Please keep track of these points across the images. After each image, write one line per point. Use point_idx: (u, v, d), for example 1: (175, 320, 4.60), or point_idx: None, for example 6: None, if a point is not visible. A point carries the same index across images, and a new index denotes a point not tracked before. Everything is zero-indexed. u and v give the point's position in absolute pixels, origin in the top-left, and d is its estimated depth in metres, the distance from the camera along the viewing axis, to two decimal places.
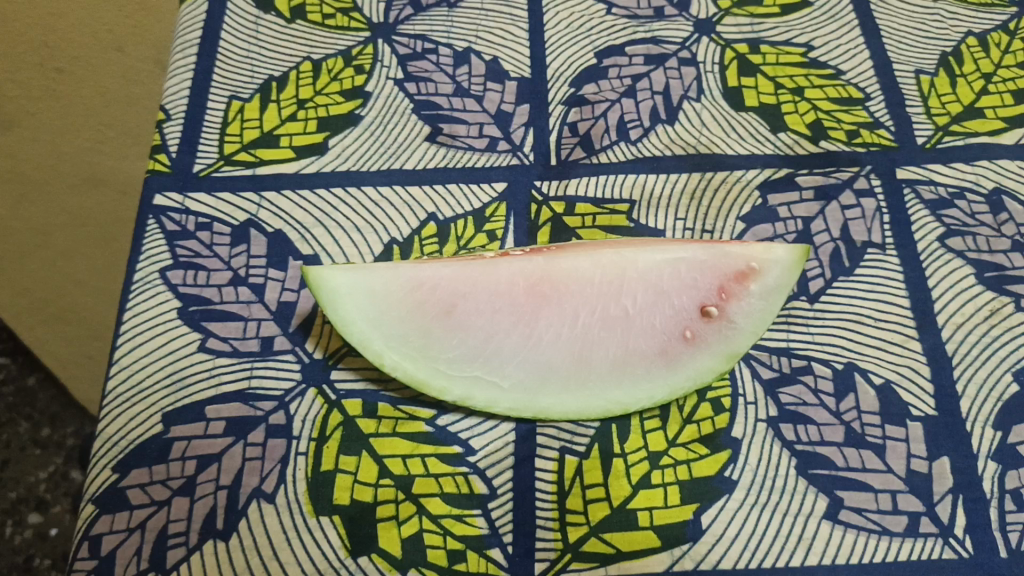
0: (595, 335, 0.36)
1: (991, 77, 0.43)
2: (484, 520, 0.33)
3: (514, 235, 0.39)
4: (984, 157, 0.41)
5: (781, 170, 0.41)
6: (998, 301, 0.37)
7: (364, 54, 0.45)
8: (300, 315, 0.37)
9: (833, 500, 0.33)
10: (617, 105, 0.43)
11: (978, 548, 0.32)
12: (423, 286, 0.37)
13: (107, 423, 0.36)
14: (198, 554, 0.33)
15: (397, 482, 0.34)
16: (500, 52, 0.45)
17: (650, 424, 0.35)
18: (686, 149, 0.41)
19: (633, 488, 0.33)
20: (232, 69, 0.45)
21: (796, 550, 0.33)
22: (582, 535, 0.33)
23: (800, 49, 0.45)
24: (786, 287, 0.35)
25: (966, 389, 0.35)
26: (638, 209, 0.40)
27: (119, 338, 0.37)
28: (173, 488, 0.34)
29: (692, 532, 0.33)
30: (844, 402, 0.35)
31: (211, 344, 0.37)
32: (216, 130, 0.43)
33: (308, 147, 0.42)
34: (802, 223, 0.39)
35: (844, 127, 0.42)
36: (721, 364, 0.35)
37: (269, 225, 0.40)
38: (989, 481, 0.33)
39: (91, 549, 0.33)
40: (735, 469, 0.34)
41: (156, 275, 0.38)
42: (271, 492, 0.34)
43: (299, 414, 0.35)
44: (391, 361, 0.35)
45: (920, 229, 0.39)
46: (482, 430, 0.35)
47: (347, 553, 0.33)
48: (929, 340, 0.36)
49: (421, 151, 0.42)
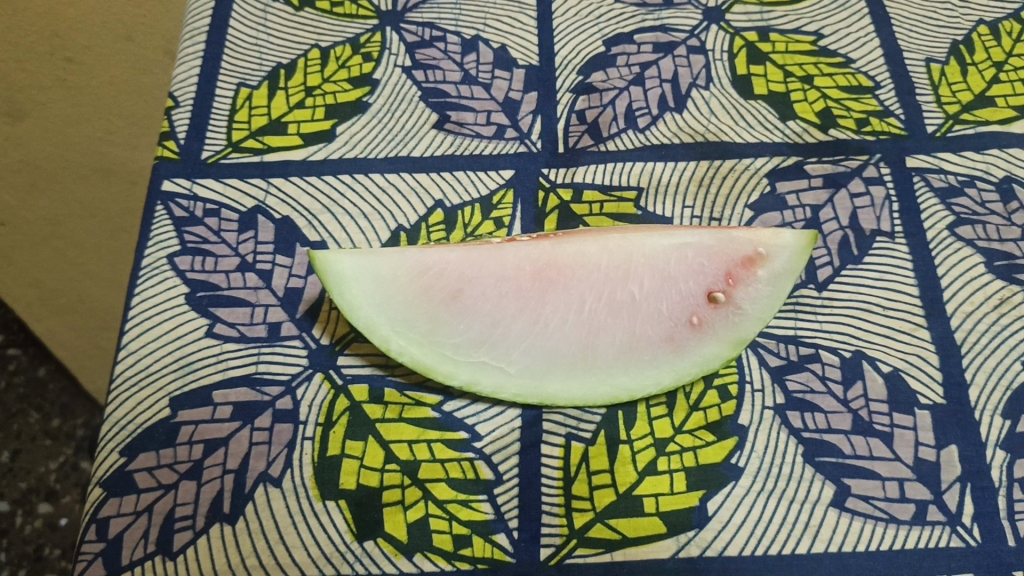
0: (601, 321, 0.36)
1: (1002, 66, 0.43)
2: (489, 505, 0.33)
3: (522, 222, 0.39)
4: (995, 146, 0.40)
5: (790, 158, 0.40)
6: (1007, 290, 0.37)
7: (371, 42, 0.45)
8: (307, 301, 0.37)
9: (840, 487, 0.33)
10: (625, 92, 0.43)
11: (985, 537, 0.32)
12: (430, 271, 0.37)
13: (116, 406, 0.36)
14: (204, 537, 0.33)
15: (404, 467, 0.34)
16: (508, 40, 0.45)
17: (657, 411, 0.35)
18: (694, 137, 0.41)
19: (638, 475, 0.33)
20: (241, 55, 0.45)
21: (803, 537, 0.32)
22: (587, 521, 0.33)
23: (810, 37, 0.44)
24: (793, 273, 0.35)
25: (975, 378, 0.35)
26: (646, 197, 0.40)
27: (127, 323, 0.37)
28: (180, 472, 0.34)
29: (697, 519, 0.33)
30: (852, 390, 0.35)
31: (218, 329, 0.37)
32: (224, 116, 0.43)
33: (316, 135, 0.42)
34: (810, 211, 0.39)
35: (854, 115, 0.41)
36: (727, 350, 0.35)
37: (276, 211, 0.40)
38: (998, 470, 0.33)
39: (98, 532, 0.33)
40: (741, 456, 0.34)
41: (164, 261, 0.39)
42: (277, 477, 0.34)
43: (305, 399, 0.35)
44: (396, 346, 0.35)
45: (930, 218, 0.39)
46: (488, 415, 0.35)
47: (353, 537, 0.33)
48: (937, 329, 0.36)
49: (428, 138, 0.42)
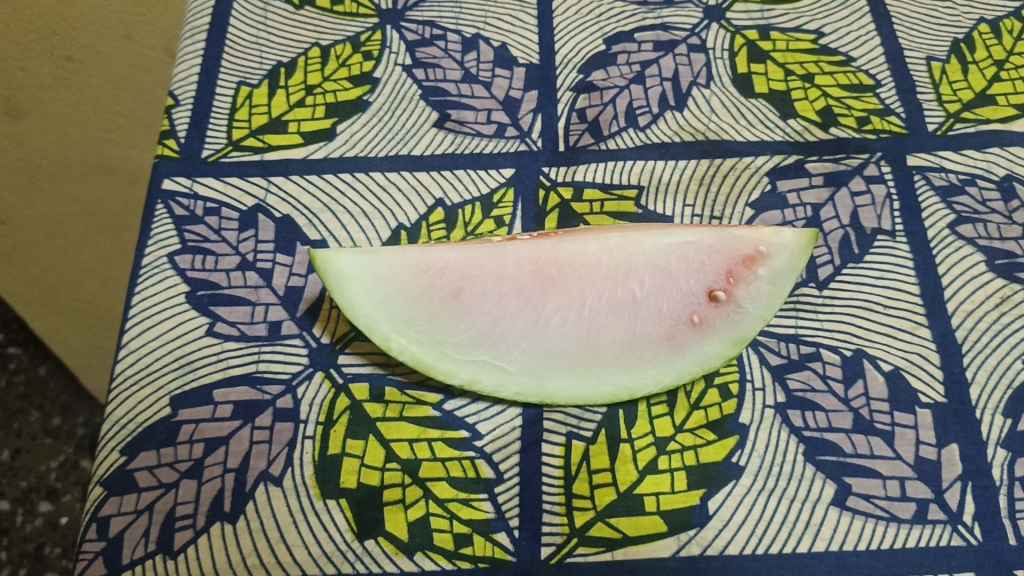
0: (601, 320, 0.36)
1: (1003, 64, 0.43)
2: (490, 504, 0.33)
3: (522, 221, 0.39)
4: (995, 145, 0.40)
5: (791, 157, 0.40)
6: (1008, 288, 0.37)
7: (372, 41, 0.45)
8: (308, 300, 0.37)
9: (840, 486, 0.33)
10: (626, 91, 0.43)
11: (986, 535, 0.32)
12: (431, 269, 0.37)
13: (116, 405, 0.36)
14: (205, 536, 0.33)
15: (404, 466, 0.34)
16: (509, 39, 0.45)
17: (657, 410, 0.35)
18: (695, 136, 0.41)
19: (639, 474, 0.33)
20: (241, 54, 0.45)
21: (804, 536, 0.32)
22: (588, 520, 0.33)
23: (811, 36, 0.44)
24: (794, 271, 0.35)
25: (976, 376, 0.35)
26: (646, 195, 0.40)
27: (127, 322, 0.37)
28: (181, 471, 0.34)
29: (698, 518, 0.33)
30: (853, 389, 0.35)
31: (219, 328, 0.37)
32: (224, 114, 0.43)
33: (317, 133, 0.42)
34: (811, 210, 0.39)
35: (855, 113, 0.41)
36: (728, 349, 0.35)
37: (276, 210, 0.40)
38: (999, 468, 0.33)
39: (99, 531, 0.33)
40: (742, 455, 0.34)
41: (164, 260, 0.39)
42: (277, 475, 0.34)
43: (306, 398, 0.35)
44: (397, 345, 0.35)
45: (931, 216, 0.39)
46: (488, 414, 0.35)
47: (354, 536, 0.33)
48: (938, 327, 0.36)
49: (428, 136, 0.42)
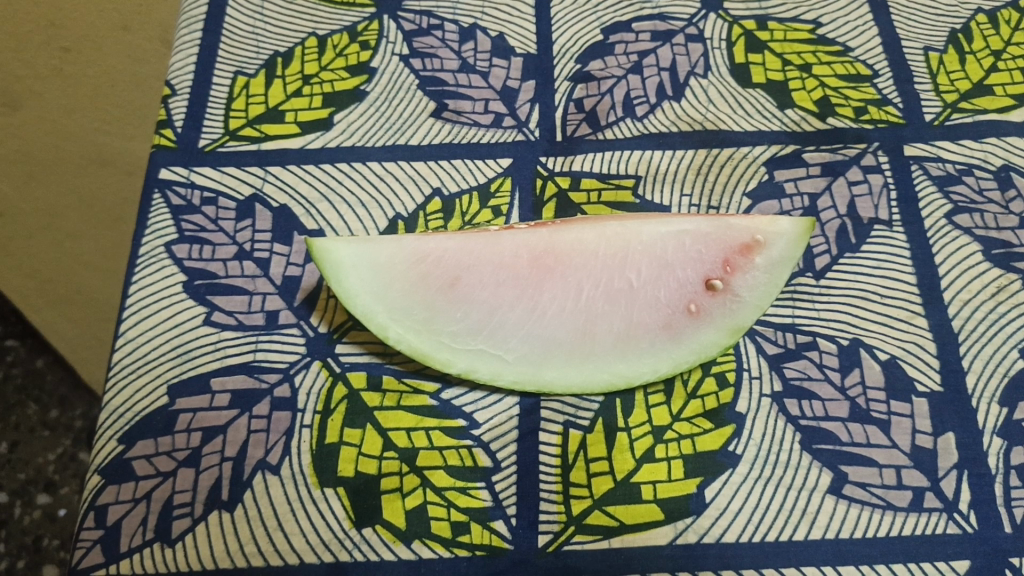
0: (599, 309, 0.36)
1: (1000, 54, 0.43)
2: (487, 492, 0.33)
3: (520, 210, 0.39)
4: (992, 134, 0.40)
5: (788, 147, 0.40)
6: (1005, 277, 0.37)
7: (369, 31, 0.45)
8: (305, 289, 0.37)
9: (837, 474, 0.33)
10: (623, 81, 0.43)
11: (982, 523, 0.32)
12: (428, 258, 0.37)
13: (114, 394, 0.36)
14: (204, 524, 0.33)
15: (402, 455, 0.34)
16: (507, 28, 0.45)
17: (655, 398, 0.35)
18: (692, 126, 0.41)
19: (636, 462, 0.33)
20: (238, 44, 0.44)
21: (801, 524, 0.32)
22: (585, 508, 0.33)
23: (808, 26, 0.44)
24: (791, 260, 0.35)
25: (972, 365, 0.35)
26: (643, 184, 0.40)
27: (125, 312, 0.37)
28: (179, 459, 0.34)
29: (696, 506, 0.33)
30: (849, 377, 0.35)
31: (217, 317, 0.37)
32: (221, 104, 0.43)
33: (314, 123, 0.42)
34: (808, 199, 0.39)
35: (852, 103, 0.41)
36: (724, 337, 0.35)
37: (274, 200, 0.40)
38: (995, 456, 0.33)
39: (96, 520, 0.33)
40: (739, 443, 0.34)
41: (161, 249, 0.39)
42: (275, 464, 0.34)
43: (304, 386, 0.35)
44: (394, 334, 0.35)
45: (927, 206, 0.39)
46: (486, 403, 0.35)
47: (351, 524, 0.33)
48: (935, 316, 0.36)
49: (426, 126, 0.42)
